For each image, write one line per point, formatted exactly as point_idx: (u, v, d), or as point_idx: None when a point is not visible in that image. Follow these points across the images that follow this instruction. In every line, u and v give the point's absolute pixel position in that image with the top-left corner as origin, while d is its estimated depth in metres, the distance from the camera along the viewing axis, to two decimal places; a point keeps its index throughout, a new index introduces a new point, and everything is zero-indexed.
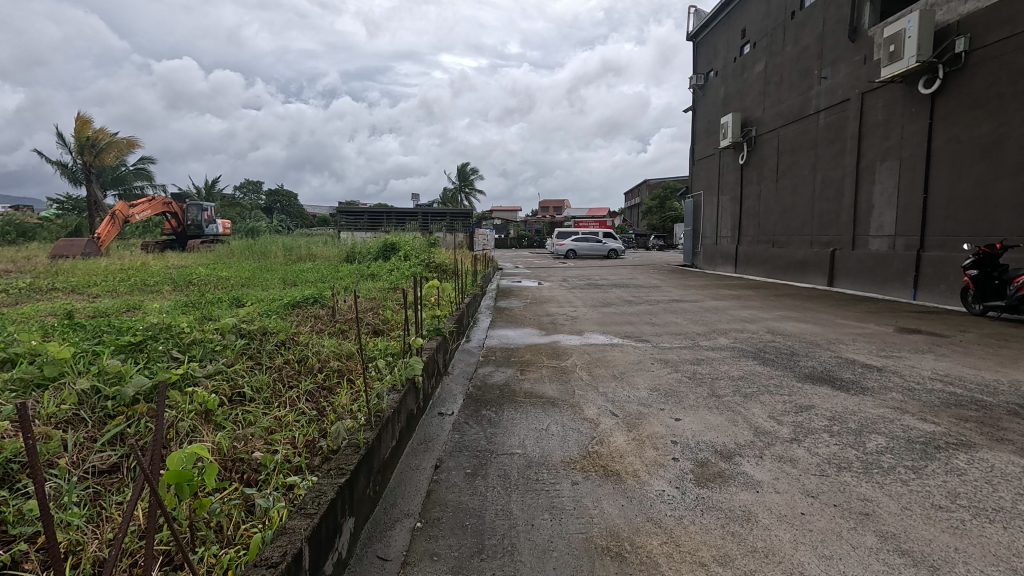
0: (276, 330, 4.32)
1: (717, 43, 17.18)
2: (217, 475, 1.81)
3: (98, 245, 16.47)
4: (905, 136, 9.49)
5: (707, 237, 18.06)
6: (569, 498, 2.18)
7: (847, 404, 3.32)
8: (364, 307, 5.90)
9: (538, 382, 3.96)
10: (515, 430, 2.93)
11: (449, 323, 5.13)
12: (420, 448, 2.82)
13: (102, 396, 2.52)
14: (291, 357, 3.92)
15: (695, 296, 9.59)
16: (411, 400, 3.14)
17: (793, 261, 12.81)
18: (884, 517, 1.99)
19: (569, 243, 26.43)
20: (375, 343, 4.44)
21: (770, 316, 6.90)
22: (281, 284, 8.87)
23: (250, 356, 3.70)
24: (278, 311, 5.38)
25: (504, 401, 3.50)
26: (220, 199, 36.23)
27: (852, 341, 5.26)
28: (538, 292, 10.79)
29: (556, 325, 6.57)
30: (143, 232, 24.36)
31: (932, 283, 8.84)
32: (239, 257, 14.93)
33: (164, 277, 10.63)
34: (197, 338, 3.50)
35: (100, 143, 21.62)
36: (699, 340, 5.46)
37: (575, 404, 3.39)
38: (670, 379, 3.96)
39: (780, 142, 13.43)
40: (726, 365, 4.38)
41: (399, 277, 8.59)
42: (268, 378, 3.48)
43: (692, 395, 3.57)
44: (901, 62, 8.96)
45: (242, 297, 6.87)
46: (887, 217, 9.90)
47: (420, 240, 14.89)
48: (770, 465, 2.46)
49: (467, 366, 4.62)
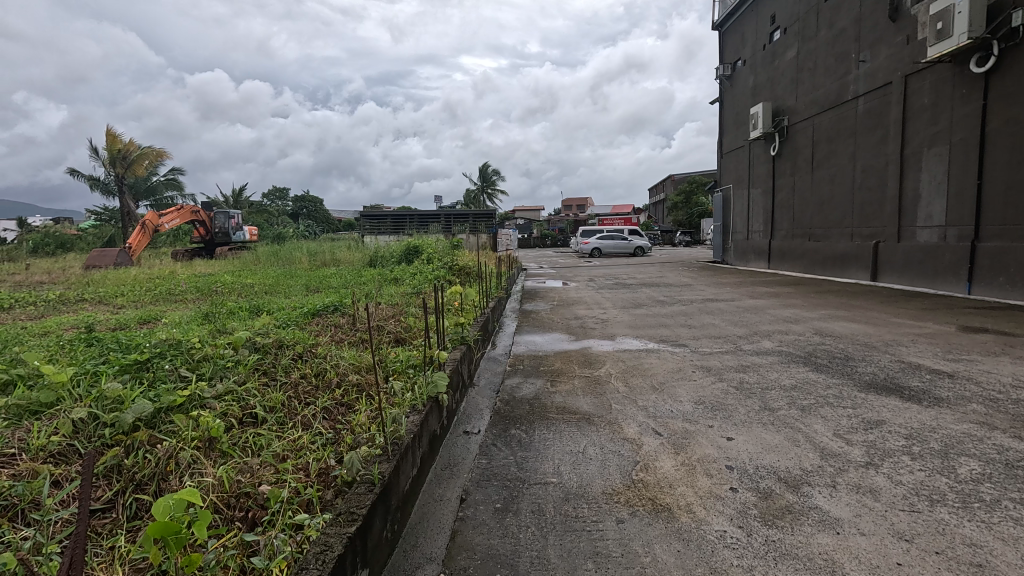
0: (293, 341, 4.13)
1: (745, 30, 16.59)
2: (208, 524, 1.57)
3: (129, 255, 16.76)
4: (956, 119, 8.89)
5: (738, 232, 17.45)
6: (615, 541, 1.88)
7: (924, 418, 2.94)
8: (385, 314, 5.67)
9: (571, 395, 3.66)
10: (549, 453, 2.64)
11: (474, 330, 4.87)
12: (444, 475, 2.57)
13: (100, 423, 2.32)
14: (308, 372, 3.71)
15: (730, 295, 9.13)
16: (434, 419, 2.88)
17: (832, 255, 12.22)
18: (1002, 571, 1.65)
19: (594, 241, 25.98)
20: (396, 354, 4.21)
21: (815, 315, 6.46)
22: (303, 290, 8.76)
23: (265, 372, 3.51)
24: (297, 321, 5.20)
25: (534, 418, 3.21)
26: (247, 206, 36.83)
27: (912, 343, 4.81)
28: (564, 293, 10.47)
29: (586, 329, 6.25)
30: (174, 240, 24.84)
31: (991, 275, 8.23)
32: (264, 263, 14.97)
33: (190, 285, 10.64)
34: (208, 354, 3.32)
35: (131, 154, 22.11)
36: (741, 344, 5.07)
37: (612, 421, 3.07)
38: (715, 390, 3.62)
39: (816, 130, 12.83)
40: (775, 373, 4.01)
41: (422, 281, 8.38)
42: (283, 397, 3.27)
43: (742, 408, 3.22)
44: (951, 40, 8.38)
45: (263, 306, 6.71)
46: (936, 206, 9.30)
47: (442, 242, 14.73)
48: (848, 498, 2.11)
49: (493, 376, 4.35)
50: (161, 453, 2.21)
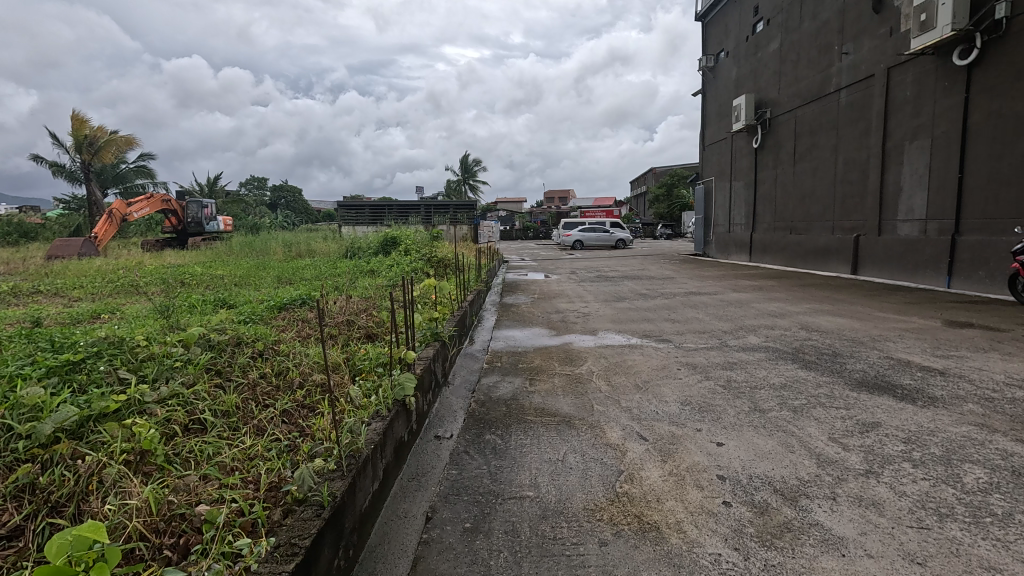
0: (253, 338, 3.84)
1: (728, 21, 16.46)
2: (113, 565, 1.34)
3: (95, 245, 16.10)
4: (938, 112, 8.86)
5: (720, 225, 17.44)
6: (597, 568, 1.68)
7: (921, 420, 2.79)
8: (356, 308, 5.40)
9: (550, 395, 3.44)
10: (525, 462, 2.43)
11: (449, 325, 4.63)
12: (410, 487, 2.34)
13: (13, 436, 2.03)
14: (268, 372, 3.44)
15: (714, 288, 8.99)
16: (400, 425, 2.64)
17: (813, 249, 12.23)
18: None
19: (576, 234, 25.81)
20: (364, 352, 3.96)
21: (800, 309, 6.35)
22: (274, 282, 8.41)
23: (219, 372, 3.22)
24: (261, 316, 4.91)
25: (511, 421, 2.99)
26: (223, 195, 35.82)
27: (899, 338, 4.71)
28: (545, 287, 10.23)
29: (568, 324, 6.04)
30: (144, 230, 23.99)
31: (971, 269, 8.25)
32: (237, 254, 14.46)
33: (155, 277, 10.15)
34: (153, 353, 3.02)
35: (98, 141, 21.25)
36: (726, 340, 4.90)
37: (594, 424, 2.87)
38: (702, 390, 3.43)
39: (798, 123, 12.77)
40: (764, 370, 3.84)
41: (398, 273, 8.06)
42: (238, 401, 3.00)
43: (731, 410, 3.05)
44: (934, 32, 8.32)
45: (229, 299, 6.37)
46: (917, 199, 9.29)
47: (422, 233, 14.41)
48: (850, 512, 1.94)
49: (469, 375, 4.11)
50: (82, 469, 1.94)
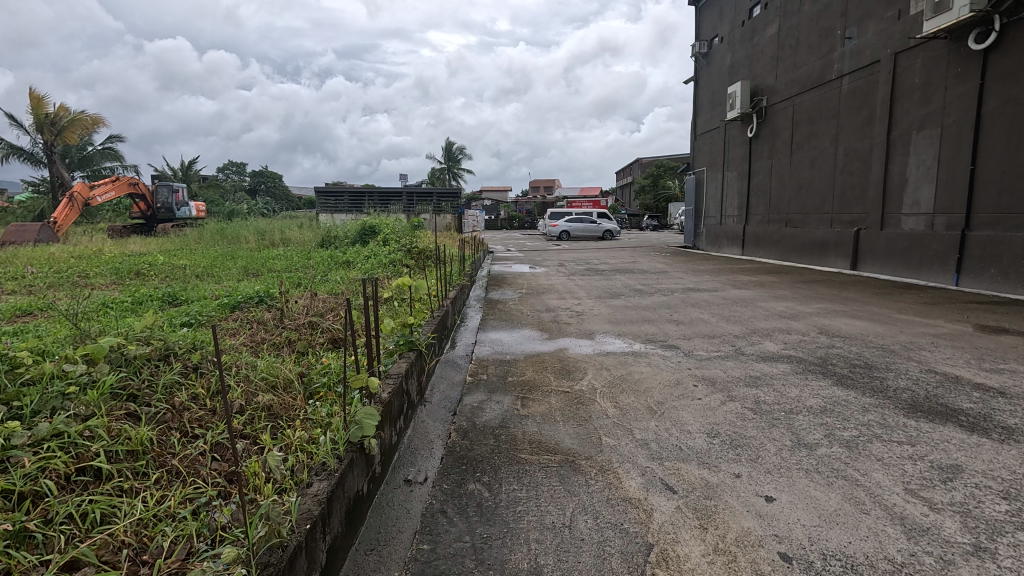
0: (187, 347, 3.15)
1: (723, 6, 15.86)
2: None
3: (53, 231, 15.05)
4: (949, 99, 8.39)
5: (711, 217, 16.98)
6: None
7: (1009, 463, 2.24)
8: (321, 306, 4.75)
9: (548, 422, 2.83)
10: (520, 533, 1.83)
11: (427, 330, 4.00)
12: (365, 570, 1.74)
13: None
14: (200, 393, 2.78)
15: (712, 284, 8.46)
16: (357, 476, 2.03)
17: (810, 242, 11.80)
18: None
19: (563, 224, 25.18)
20: (323, 368, 3.33)
21: (811, 310, 5.82)
22: (239, 274, 7.69)
23: (135, 396, 2.56)
24: (209, 316, 4.27)
25: (500, 461, 2.38)
26: (198, 179, 34.49)
27: (934, 346, 4.20)
28: (534, 281, 9.62)
29: (560, 324, 5.43)
30: (112, 214, 22.81)
31: (981, 266, 7.85)
32: (205, 242, 13.59)
33: (109, 266, 9.34)
34: (41, 375, 2.35)
35: (61, 121, 19.98)
36: (741, 347, 4.35)
37: (606, 467, 2.30)
38: (729, 417, 2.85)
39: (796, 111, 12.27)
40: (795, 389, 3.29)
41: (375, 266, 7.40)
42: (153, 436, 2.36)
43: (771, 446, 2.48)
44: (950, 14, 7.81)
45: (180, 294, 5.67)
46: (924, 192, 8.85)
47: (402, 222, 13.66)
48: None
49: (450, 390, 3.49)
50: None
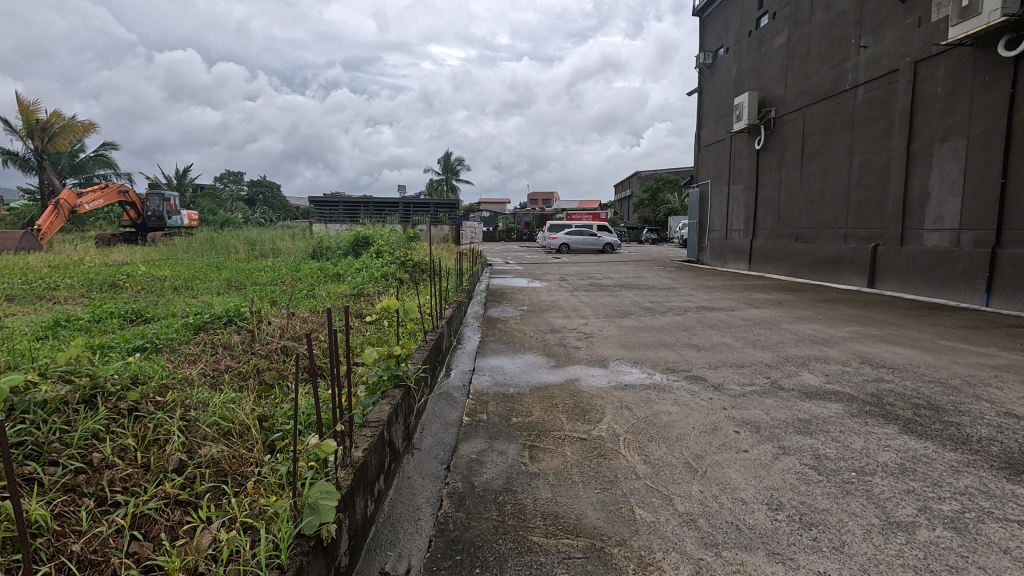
0: (124, 382, 2.57)
1: (729, 17, 15.51)
2: None
3: (37, 240, 14.39)
4: (976, 108, 7.95)
5: (716, 230, 16.48)
6: None
7: None
8: (299, 328, 4.19)
9: (564, 485, 2.25)
10: None
11: (417, 360, 3.43)
12: None
13: None
14: (132, 445, 2.20)
15: (726, 302, 7.95)
16: None
17: (823, 258, 11.29)
18: None
19: (563, 236, 24.66)
20: (287, 415, 2.73)
21: (845, 334, 5.28)
22: (218, 288, 7.12)
23: (37, 453, 1.98)
24: (167, 340, 3.70)
25: (504, 548, 1.82)
26: (193, 187, 33.97)
27: (998, 381, 3.66)
28: (536, 296, 9.08)
29: (568, 349, 4.89)
30: (103, 222, 22.17)
31: (1014, 285, 7.34)
32: (193, 252, 12.97)
33: (84, 276, 8.76)
34: None
35: (52, 126, 19.42)
36: (778, 379, 3.81)
37: (646, 560, 1.74)
38: (788, 479, 2.28)
39: (807, 123, 11.84)
40: (857, 437, 2.74)
41: (365, 281, 6.88)
42: (51, 509, 1.78)
43: (856, 528, 1.91)
44: (979, 19, 7.38)
45: (147, 310, 5.10)
46: (948, 206, 8.38)
47: (398, 233, 13.07)
48: None
49: (444, 434, 2.93)
50: None
